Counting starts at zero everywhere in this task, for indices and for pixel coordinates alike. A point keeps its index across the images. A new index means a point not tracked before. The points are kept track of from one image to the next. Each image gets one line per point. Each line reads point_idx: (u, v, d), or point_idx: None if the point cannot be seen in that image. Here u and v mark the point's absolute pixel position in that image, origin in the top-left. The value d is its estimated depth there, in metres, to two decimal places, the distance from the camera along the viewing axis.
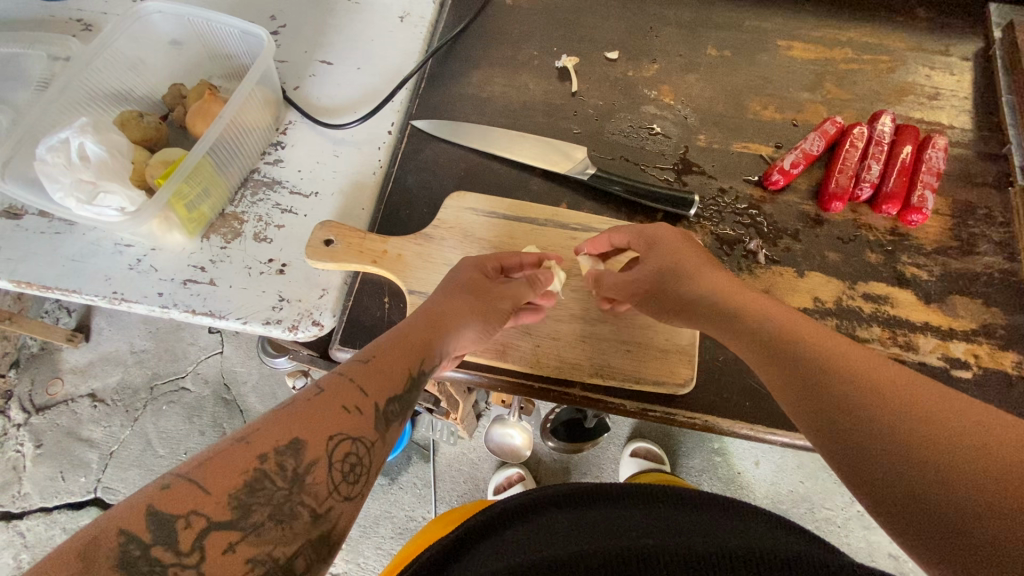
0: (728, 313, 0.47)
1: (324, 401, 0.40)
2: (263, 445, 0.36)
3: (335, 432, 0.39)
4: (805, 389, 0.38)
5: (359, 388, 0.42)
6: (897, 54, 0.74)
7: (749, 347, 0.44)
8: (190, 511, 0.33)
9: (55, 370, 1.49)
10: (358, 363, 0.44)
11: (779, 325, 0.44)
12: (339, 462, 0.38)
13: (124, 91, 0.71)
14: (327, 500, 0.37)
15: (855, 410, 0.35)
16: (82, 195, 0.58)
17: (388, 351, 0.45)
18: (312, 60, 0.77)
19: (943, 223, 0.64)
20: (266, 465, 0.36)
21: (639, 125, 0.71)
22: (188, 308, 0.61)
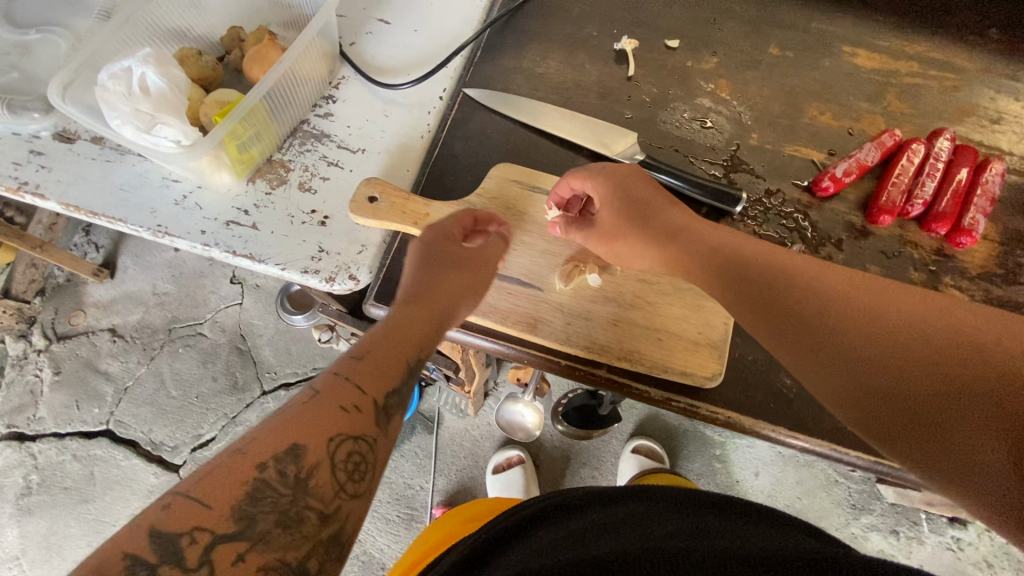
0: (734, 272, 0.45)
1: (321, 399, 0.40)
2: (262, 454, 0.35)
3: (334, 433, 0.38)
4: (804, 346, 0.39)
5: (356, 385, 0.41)
6: (964, 73, 0.73)
7: (743, 303, 0.44)
8: (194, 528, 0.32)
9: (79, 302, 1.53)
10: (350, 358, 0.44)
11: (779, 273, 0.43)
12: (343, 463, 0.38)
13: (184, 29, 0.72)
14: (335, 501, 0.37)
15: (854, 354, 0.36)
16: (139, 123, 0.58)
17: (379, 345, 0.45)
18: (370, 18, 0.76)
19: (992, 249, 0.63)
20: (266, 474, 0.35)
21: (692, 117, 0.70)
22: (229, 248, 0.62)
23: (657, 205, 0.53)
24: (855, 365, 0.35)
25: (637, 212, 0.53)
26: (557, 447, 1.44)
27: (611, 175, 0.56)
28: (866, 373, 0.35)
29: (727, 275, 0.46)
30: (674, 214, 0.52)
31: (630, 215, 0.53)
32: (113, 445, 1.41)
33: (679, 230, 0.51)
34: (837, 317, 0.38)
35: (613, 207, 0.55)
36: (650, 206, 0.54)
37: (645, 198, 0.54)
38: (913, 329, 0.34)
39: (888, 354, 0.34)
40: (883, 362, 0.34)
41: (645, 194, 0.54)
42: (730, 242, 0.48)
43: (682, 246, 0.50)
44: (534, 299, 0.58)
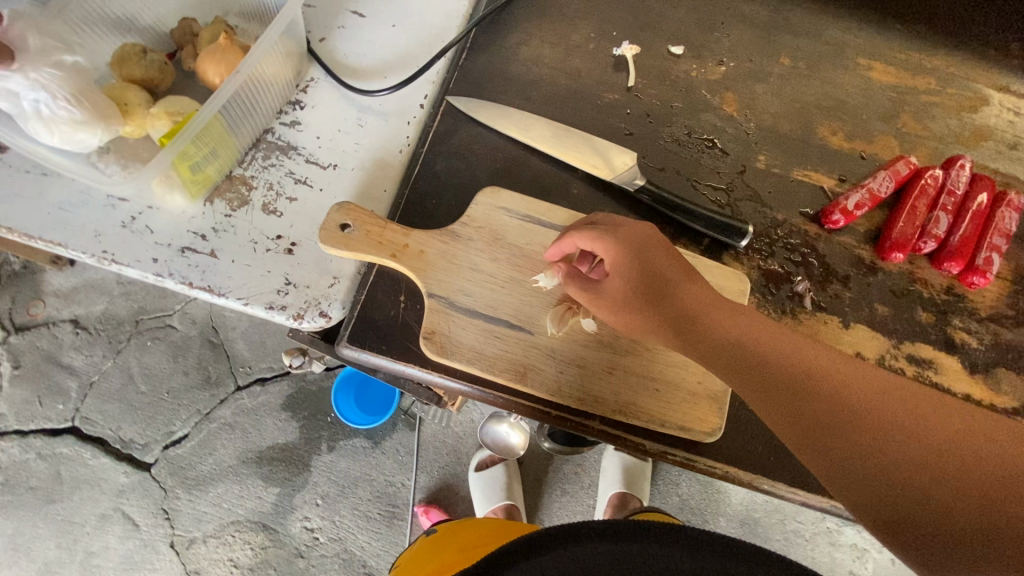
0: (760, 369, 0.39)
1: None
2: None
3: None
4: (841, 465, 0.35)
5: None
6: (982, 91, 0.68)
7: (770, 405, 0.38)
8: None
9: (36, 291, 1.43)
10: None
11: (811, 377, 0.38)
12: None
13: (127, 19, 0.63)
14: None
15: (898, 482, 0.33)
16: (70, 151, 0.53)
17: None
18: (342, 9, 0.68)
19: (1003, 289, 0.60)
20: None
21: (696, 135, 0.64)
22: (185, 280, 0.56)
23: (672, 285, 0.45)
24: (898, 494, 0.33)
25: (650, 293, 0.45)
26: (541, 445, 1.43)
27: (623, 239, 0.47)
28: (911, 504, 0.32)
29: (751, 373, 0.39)
30: (692, 293, 0.45)
31: (642, 295, 0.45)
32: (80, 443, 1.35)
33: (696, 315, 0.43)
34: (873, 429, 0.35)
35: (628, 274, 0.46)
36: (665, 284, 0.45)
37: (658, 271, 0.46)
38: (955, 459, 0.32)
39: (935, 486, 0.32)
40: (931, 496, 0.32)
41: (659, 265, 0.46)
42: (754, 332, 0.41)
43: (699, 335, 0.42)
44: (524, 343, 0.53)
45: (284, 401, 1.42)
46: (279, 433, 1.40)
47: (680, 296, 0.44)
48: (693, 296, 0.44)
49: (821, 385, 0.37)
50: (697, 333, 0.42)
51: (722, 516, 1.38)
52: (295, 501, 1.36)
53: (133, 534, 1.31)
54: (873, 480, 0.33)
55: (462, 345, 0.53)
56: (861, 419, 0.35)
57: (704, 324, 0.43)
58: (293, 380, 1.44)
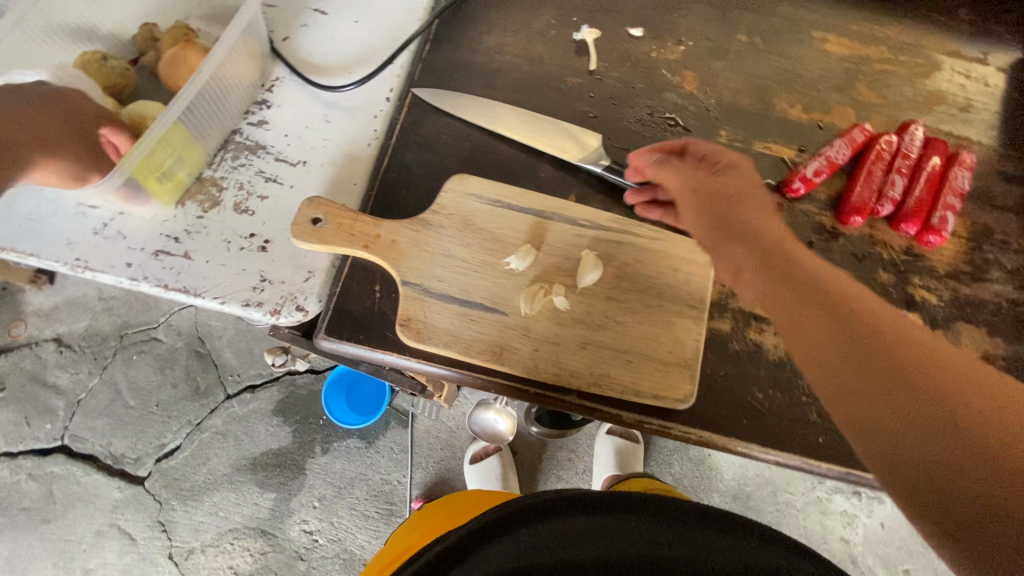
0: (810, 300, 0.41)
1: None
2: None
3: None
4: (858, 397, 0.36)
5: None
6: (933, 57, 0.70)
7: (808, 330, 0.40)
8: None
9: (17, 312, 1.42)
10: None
11: (856, 317, 0.39)
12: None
13: (84, 26, 0.63)
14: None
15: (911, 419, 0.34)
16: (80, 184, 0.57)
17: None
18: (303, 7, 0.69)
19: (959, 247, 0.63)
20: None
21: (658, 114, 0.66)
22: (160, 283, 0.56)
23: (737, 203, 0.51)
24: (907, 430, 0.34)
25: (712, 206, 0.52)
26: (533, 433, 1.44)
27: (729, 174, 0.53)
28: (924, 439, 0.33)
29: (796, 303, 0.42)
30: (775, 224, 0.49)
31: (707, 201, 0.52)
32: (71, 461, 1.35)
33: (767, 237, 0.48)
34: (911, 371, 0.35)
35: (714, 210, 0.52)
36: (731, 198, 0.51)
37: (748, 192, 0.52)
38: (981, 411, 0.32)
39: (945, 432, 0.32)
40: (937, 436, 0.33)
41: (733, 186, 0.52)
42: (833, 275, 0.43)
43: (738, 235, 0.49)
44: (499, 324, 0.55)
45: (275, 406, 1.42)
46: (272, 438, 1.40)
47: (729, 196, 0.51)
48: (751, 217, 0.50)
49: (864, 325, 0.38)
50: (739, 237, 0.49)
51: (715, 491, 1.40)
52: (292, 505, 1.36)
53: (131, 548, 1.31)
54: (881, 411, 0.35)
55: (438, 330, 0.54)
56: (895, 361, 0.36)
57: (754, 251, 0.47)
58: (283, 385, 1.44)
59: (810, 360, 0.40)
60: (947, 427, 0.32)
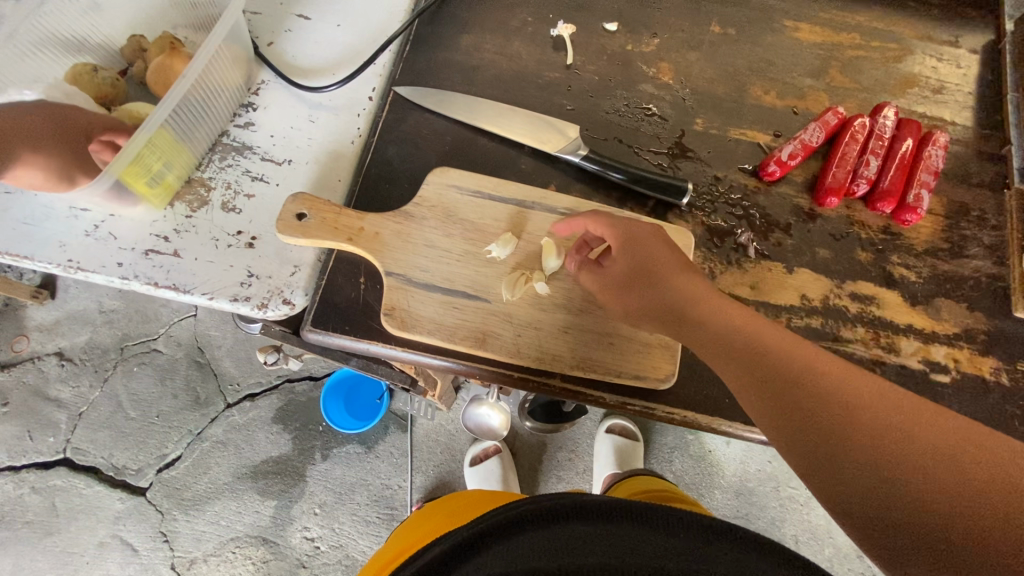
0: (758, 361, 0.41)
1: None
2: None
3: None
4: (827, 459, 0.36)
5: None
6: (905, 42, 0.72)
7: (764, 395, 0.39)
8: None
9: (20, 327, 1.44)
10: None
11: (810, 374, 0.39)
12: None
13: (77, 39, 0.65)
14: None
15: (879, 479, 0.34)
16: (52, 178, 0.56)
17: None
18: (287, 13, 0.71)
19: (936, 224, 0.63)
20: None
21: (635, 104, 0.67)
22: (150, 280, 0.57)
23: (663, 274, 0.48)
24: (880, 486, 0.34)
25: (631, 280, 0.50)
26: (532, 434, 1.44)
27: (637, 251, 0.50)
28: (871, 484, 0.34)
29: (755, 364, 0.41)
30: (686, 284, 0.47)
31: (626, 290, 0.50)
32: (73, 473, 1.35)
33: (689, 303, 0.46)
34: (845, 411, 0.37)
35: (631, 265, 0.50)
36: (655, 274, 0.49)
37: (654, 262, 0.49)
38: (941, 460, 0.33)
39: (921, 490, 0.33)
40: (911, 497, 0.33)
41: (658, 255, 0.50)
42: (759, 327, 0.43)
43: (689, 331, 0.45)
44: (481, 311, 0.56)
45: (275, 413, 1.43)
46: (273, 446, 1.40)
47: (659, 287, 0.48)
48: (670, 276, 0.48)
49: (817, 385, 0.38)
50: (665, 304, 0.47)
51: (717, 488, 1.39)
52: (293, 512, 1.36)
53: (133, 559, 1.31)
54: (854, 474, 0.35)
55: (421, 318, 0.55)
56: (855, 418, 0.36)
57: (692, 324, 0.45)
58: (283, 392, 1.45)
59: (773, 427, 0.39)
60: (918, 483, 0.33)
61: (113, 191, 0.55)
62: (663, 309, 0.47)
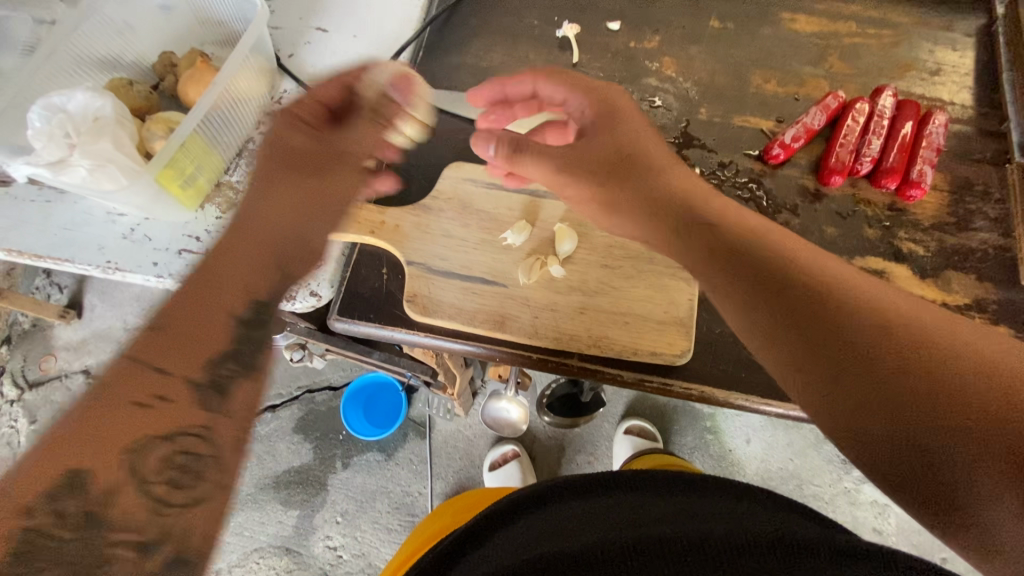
0: (780, 289, 0.42)
1: (108, 398, 0.42)
2: (36, 485, 0.38)
3: (133, 441, 0.41)
4: (842, 379, 0.37)
5: (156, 368, 0.44)
6: (900, 28, 0.74)
7: (782, 322, 0.41)
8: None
9: (46, 348, 1.41)
10: (151, 333, 0.45)
11: (835, 286, 0.41)
12: (166, 468, 0.42)
13: (113, 57, 0.69)
14: (174, 508, 0.42)
15: (886, 392, 0.35)
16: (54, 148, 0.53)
17: (204, 282, 0.49)
18: (306, 27, 0.75)
19: (940, 199, 0.65)
20: (39, 518, 0.38)
21: (640, 97, 0.70)
22: (184, 278, 0.60)
23: (642, 168, 0.54)
24: (891, 401, 0.35)
25: (615, 169, 0.54)
26: (550, 438, 1.38)
27: (610, 130, 0.56)
28: (875, 385, 0.36)
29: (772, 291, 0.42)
30: (677, 179, 0.53)
31: (607, 171, 0.54)
32: None
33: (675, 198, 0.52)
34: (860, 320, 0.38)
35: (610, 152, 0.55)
36: (640, 163, 0.54)
37: (629, 141, 0.55)
38: (950, 369, 0.34)
39: (933, 401, 0.34)
40: (922, 401, 0.34)
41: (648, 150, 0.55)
42: (780, 244, 0.45)
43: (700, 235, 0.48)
44: (500, 295, 0.58)
45: (296, 424, 1.45)
46: (294, 456, 1.42)
47: (627, 154, 0.54)
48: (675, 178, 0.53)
49: (827, 297, 0.40)
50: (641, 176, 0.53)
51: None
52: (315, 521, 1.36)
53: None
54: (863, 394, 0.36)
55: (442, 303, 0.57)
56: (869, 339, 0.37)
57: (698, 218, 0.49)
58: (303, 403, 1.47)
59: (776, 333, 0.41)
60: (927, 395, 0.34)
61: (151, 197, 0.59)
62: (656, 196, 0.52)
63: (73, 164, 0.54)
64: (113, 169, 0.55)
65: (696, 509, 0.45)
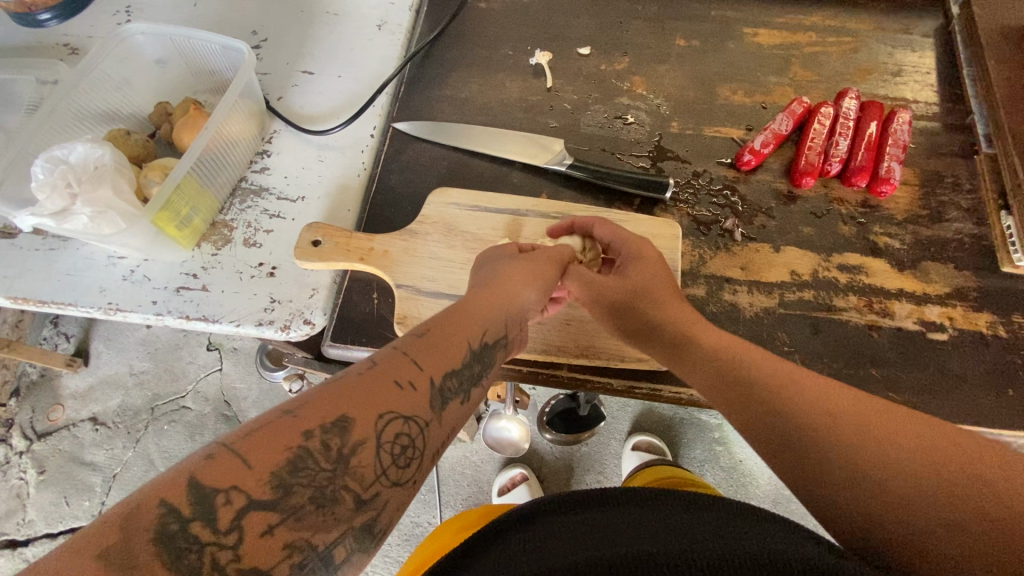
0: (730, 377, 0.46)
1: (379, 375, 0.37)
2: (310, 421, 0.32)
3: (386, 409, 0.35)
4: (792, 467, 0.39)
5: (416, 361, 0.39)
6: (860, 35, 0.77)
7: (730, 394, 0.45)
8: (232, 486, 0.29)
9: (55, 397, 1.42)
10: (414, 335, 0.42)
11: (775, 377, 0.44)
12: (389, 444, 0.35)
13: (111, 111, 0.73)
14: (375, 485, 0.34)
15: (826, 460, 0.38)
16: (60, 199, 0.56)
17: (450, 318, 0.45)
18: (294, 71, 0.79)
19: (912, 193, 0.67)
20: (311, 443, 0.32)
21: (614, 116, 0.73)
22: (182, 314, 0.62)
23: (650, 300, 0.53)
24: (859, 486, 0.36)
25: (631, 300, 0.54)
26: (557, 458, 1.35)
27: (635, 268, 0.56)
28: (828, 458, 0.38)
29: (734, 399, 0.45)
30: (676, 308, 0.53)
31: (612, 309, 0.54)
32: None
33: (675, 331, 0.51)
34: (812, 405, 0.41)
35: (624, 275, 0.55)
36: (649, 297, 0.53)
37: (650, 287, 0.54)
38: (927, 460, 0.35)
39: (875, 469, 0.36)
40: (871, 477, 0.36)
41: (653, 280, 0.54)
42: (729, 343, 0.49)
43: (692, 362, 0.49)
44: None
45: None
46: None
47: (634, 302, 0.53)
48: (651, 302, 0.53)
49: (767, 382, 0.44)
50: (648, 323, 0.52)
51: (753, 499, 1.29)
52: None
53: None
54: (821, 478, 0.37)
55: None
56: (827, 432, 0.39)
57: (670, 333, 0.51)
58: None
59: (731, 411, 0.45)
60: (884, 479, 0.36)
61: (149, 239, 0.61)
62: (649, 340, 0.52)
63: (76, 212, 0.56)
64: (114, 215, 0.58)
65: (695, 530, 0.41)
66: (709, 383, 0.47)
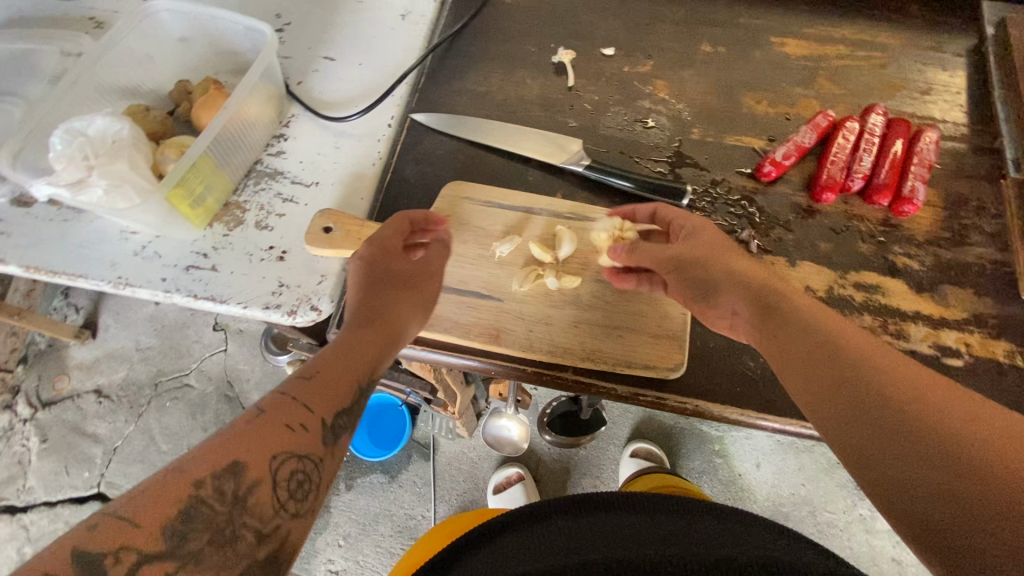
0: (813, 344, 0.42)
1: (266, 420, 0.39)
2: (199, 471, 0.35)
3: (279, 449, 0.38)
4: (853, 436, 0.36)
5: (305, 404, 0.41)
6: (890, 50, 0.76)
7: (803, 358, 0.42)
8: (120, 546, 0.31)
9: (61, 367, 1.43)
10: (301, 380, 0.43)
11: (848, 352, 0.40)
12: (286, 481, 0.38)
13: (132, 86, 0.73)
14: (274, 519, 0.36)
15: (896, 442, 0.34)
16: (75, 170, 0.56)
17: (334, 354, 0.46)
18: (315, 56, 0.79)
19: (934, 215, 0.65)
20: (203, 491, 0.34)
21: (634, 119, 0.72)
22: (191, 293, 0.62)
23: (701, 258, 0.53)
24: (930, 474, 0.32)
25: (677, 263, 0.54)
26: (555, 460, 1.34)
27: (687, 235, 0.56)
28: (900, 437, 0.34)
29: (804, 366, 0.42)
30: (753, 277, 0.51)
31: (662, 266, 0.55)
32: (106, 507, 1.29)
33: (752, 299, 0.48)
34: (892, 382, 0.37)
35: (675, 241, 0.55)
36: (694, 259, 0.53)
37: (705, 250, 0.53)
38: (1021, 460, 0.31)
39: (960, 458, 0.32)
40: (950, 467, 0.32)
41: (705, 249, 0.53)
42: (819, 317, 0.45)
43: (774, 331, 0.45)
44: (494, 309, 0.60)
45: None
46: None
47: (695, 266, 0.52)
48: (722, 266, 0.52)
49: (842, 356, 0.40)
50: (708, 289, 0.51)
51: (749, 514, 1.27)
52: (317, 544, 1.27)
53: None
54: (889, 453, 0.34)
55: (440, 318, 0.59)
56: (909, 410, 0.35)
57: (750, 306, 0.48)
58: None
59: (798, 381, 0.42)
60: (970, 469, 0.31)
61: (162, 216, 0.61)
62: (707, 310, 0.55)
63: (91, 184, 0.57)
64: (128, 190, 0.58)
65: (677, 535, 0.41)
66: (779, 346, 0.44)
